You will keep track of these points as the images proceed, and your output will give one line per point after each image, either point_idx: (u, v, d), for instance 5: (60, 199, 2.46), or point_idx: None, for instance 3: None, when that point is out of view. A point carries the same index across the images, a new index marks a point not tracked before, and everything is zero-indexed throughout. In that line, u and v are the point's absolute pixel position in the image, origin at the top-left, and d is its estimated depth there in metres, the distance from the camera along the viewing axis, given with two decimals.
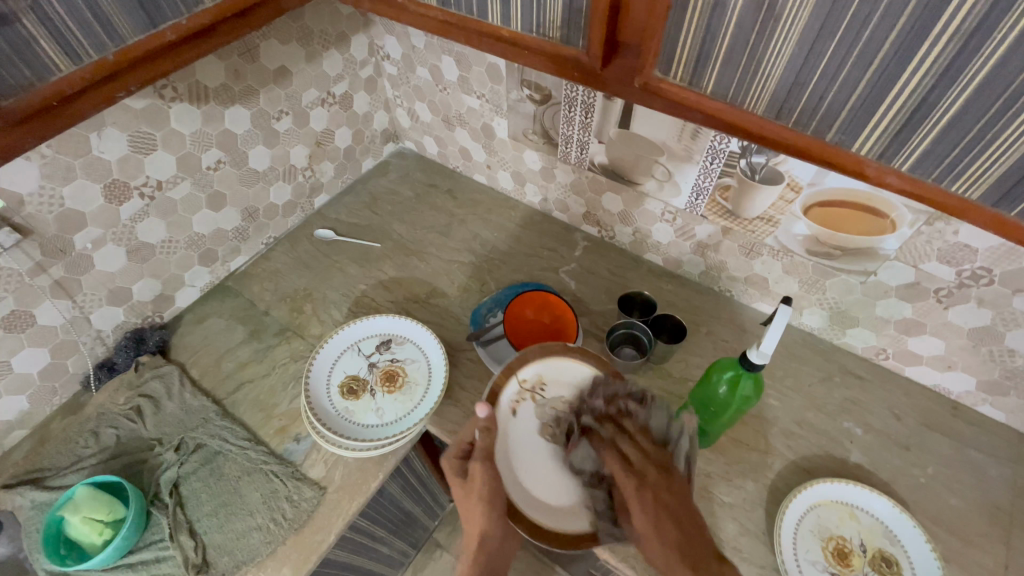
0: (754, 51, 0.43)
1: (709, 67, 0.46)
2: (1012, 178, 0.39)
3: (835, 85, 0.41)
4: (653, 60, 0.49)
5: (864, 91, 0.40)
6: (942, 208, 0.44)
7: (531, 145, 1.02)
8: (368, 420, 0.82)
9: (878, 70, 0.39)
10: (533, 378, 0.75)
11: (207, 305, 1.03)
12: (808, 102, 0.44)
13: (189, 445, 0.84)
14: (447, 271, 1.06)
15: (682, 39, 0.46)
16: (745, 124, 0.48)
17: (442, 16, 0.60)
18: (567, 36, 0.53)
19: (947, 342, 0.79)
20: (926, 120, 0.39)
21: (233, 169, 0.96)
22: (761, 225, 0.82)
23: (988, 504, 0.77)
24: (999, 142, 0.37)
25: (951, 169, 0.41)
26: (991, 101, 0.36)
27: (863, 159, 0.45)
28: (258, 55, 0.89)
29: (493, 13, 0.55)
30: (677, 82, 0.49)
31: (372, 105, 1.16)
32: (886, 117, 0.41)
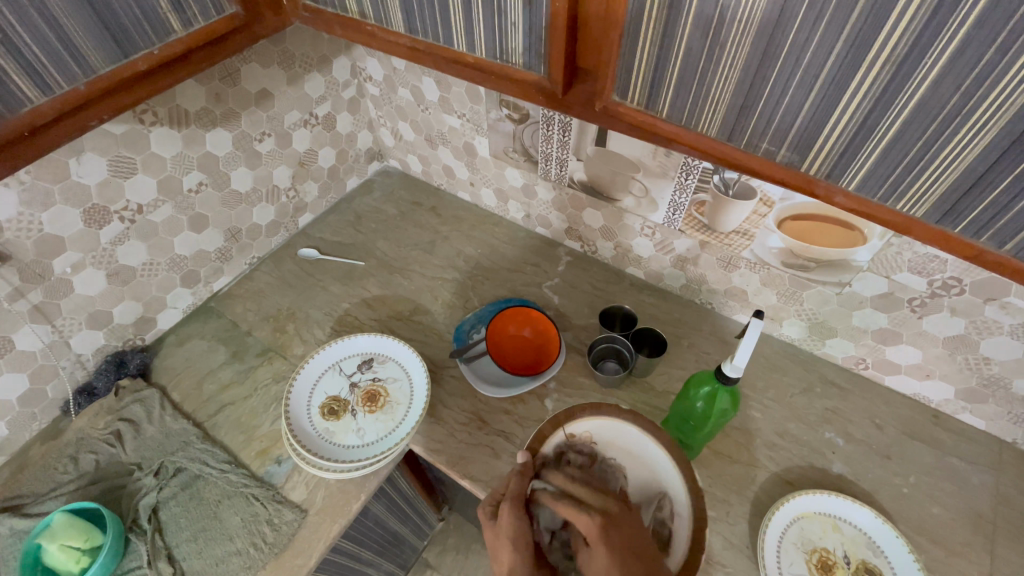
0: (704, 76, 0.45)
1: (665, 92, 0.49)
2: (951, 195, 0.41)
3: (782, 108, 0.44)
4: (611, 86, 0.51)
5: (809, 113, 0.43)
6: (890, 225, 0.46)
7: (512, 163, 1.04)
8: (349, 441, 0.81)
9: (819, 95, 0.41)
10: (582, 433, 0.74)
11: (189, 327, 1.03)
12: (757, 124, 0.46)
13: (168, 469, 0.84)
14: (431, 288, 1.06)
15: (637, 66, 0.48)
16: (703, 146, 0.50)
17: (411, 43, 0.61)
18: (531, 63, 0.54)
19: (924, 352, 0.80)
20: (869, 138, 0.42)
21: (215, 191, 0.97)
22: (737, 238, 0.84)
23: (971, 512, 0.77)
24: (936, 161, 0.40)
25: (897, 187, 0.43)
26: (927, 120, 0.38)
27: (814, 179, 0.47)
28: (239, 79, 0.91)
29: (459, 40, 0.57)
30: (634, 106, 0.52)
31: (355, 125, 1.18)
32: (830, 140, 0.43)
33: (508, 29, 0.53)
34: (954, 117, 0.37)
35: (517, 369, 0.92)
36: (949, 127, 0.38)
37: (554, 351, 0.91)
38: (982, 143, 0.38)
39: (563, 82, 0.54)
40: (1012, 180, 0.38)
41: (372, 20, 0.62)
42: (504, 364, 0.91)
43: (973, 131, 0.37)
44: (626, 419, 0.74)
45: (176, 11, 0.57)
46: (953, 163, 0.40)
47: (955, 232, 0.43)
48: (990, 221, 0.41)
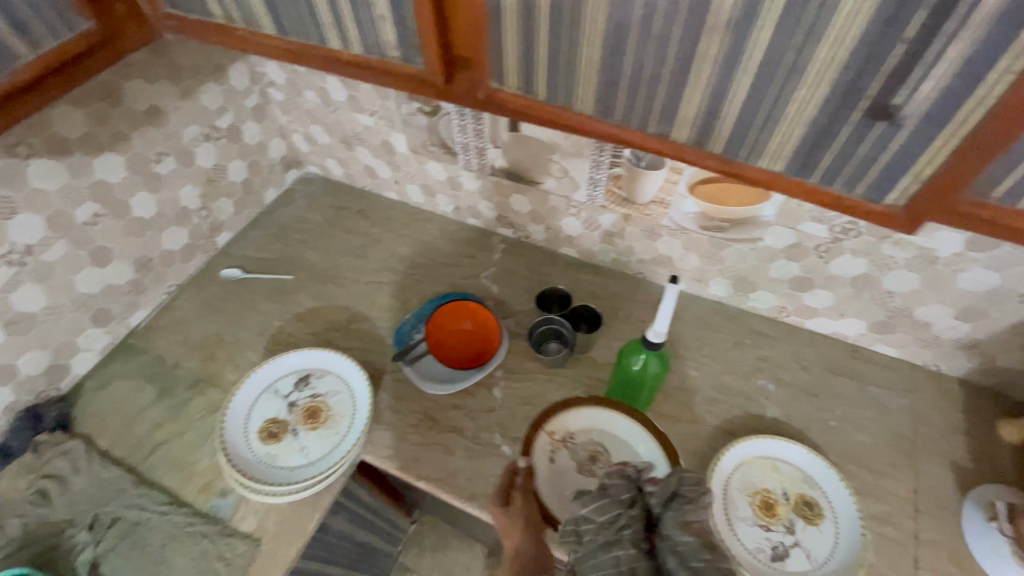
0: (573, 60, 0.49)
1: (539, 77, 0.52)
2: (800, 150, 0.49)
3: (648, 84, 0.48)
4: (488, 74, 0.54)
5: (672, 87, 0.47)
6: (757, 182, 0.53)
7: (431, 156, 1.02)
8: (293, 462, 0.77)
9: (678, 68, 0.46)
10: (561, 429, 0.80)
11: (111, 369, 0.96)
12: (629, 101, 0.50)
13: (104, 520, 0.79)
14: (366, 293, 1.03)
15: (509, 55, 0.51)
16: (582, 125, 0.54)
17: (285, 44, 0.59)
18: (408, 56, 0.55)
19: (836, 293, 0.85)
20: (725, 105, 0.47)
21: (115, 221, 0.90)
22: (655, 208, 0.87)
23: (893, 434, 0.84)
24: (784, 120, 0.47)
25: (757, 145, 0.50)
26: (768, 84, 0.44)
27: (686, 148, 0.53)
28: (124, 98, 0.85)
29: (333, 37, 0.56)
30: (514, 92, 0.54)
31: (265, 134, 1.12)
32: (693, 109, 0.49)
33: (377, 21, 0.53)
34: (789, 79, 0.43)
35: (461, 363, 0.92)
36: (789, 87, 0.44)
37: (496, 340, 0.91)
38: (819, 99, 0.44)
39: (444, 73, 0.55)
40: (845, 130, 0.45)
41: (239, 23, 0.60)
42: (447, 360, 0.92)
43: (808, 89, 0.43)
44: (597, 404, 0.81)
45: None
46: (799, 120, 0.46)
47: (811, 182, 0.51)
48: (837, 167, 0.49)
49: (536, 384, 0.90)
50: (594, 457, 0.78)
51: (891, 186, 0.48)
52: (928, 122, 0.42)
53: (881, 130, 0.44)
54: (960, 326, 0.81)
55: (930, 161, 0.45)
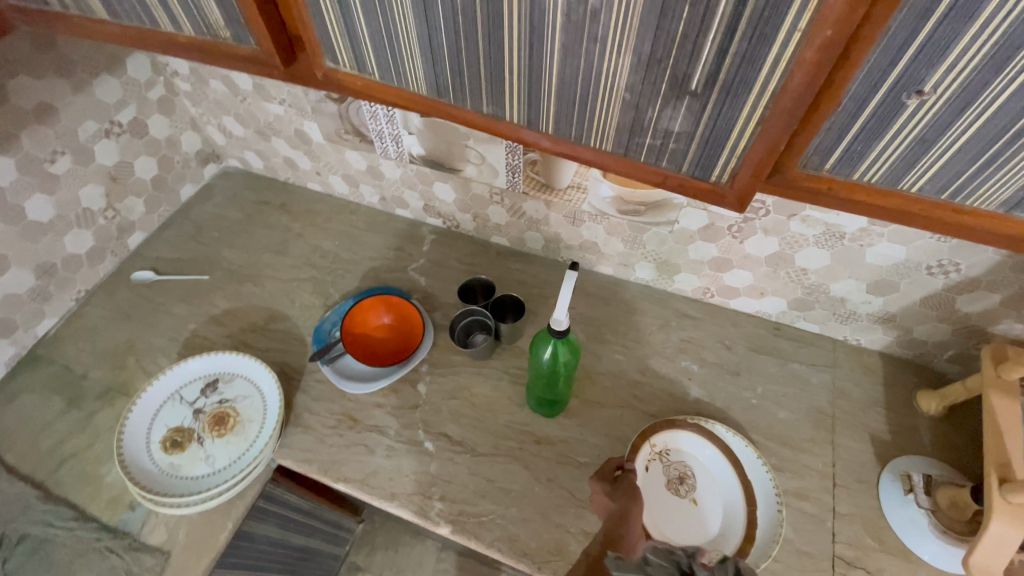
0: (391, 37, 0.50)
1: (368, 53, 0.53)
2: (623, 129, 0.49)
3: (465, 59, 0.49)
4: (321, 53, 0.55)
5: (486, 61, 0.48)
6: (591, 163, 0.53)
7: (349, 146, 0.98)
8: (199, 471, 0.73)
9: (487, 42, 0.46)
10: (662, 443, 0.79)
11: (14, 382, 0.90)
12: (453, 78, 0.51)
13: (11, 537, 0.74)
14: (287, 291, 0.99)
15: (334, 33, 0.52)
16: (418, 103, 0.56)
17: (122, 31, 0.60)
18: (240, 37, 0.56)
19: (754, 273, 0.85)
20: (541, 79, 0.47)
21: (7, 226, 0.84)
22: (573, 193, 0.85)
23: (812, 410, 0.85)
24: (598, 95, 0.46)
25: (583, 123, 0.50)
26: (573, 57, 0.44)
27: (518, 126, 0.53)
28: (5, 94, 0.79)
29: (163, 21, 0.58)
30: (348, 70, 0.56)
31: (174, 127, 1.06)
32: (513, 85, 0.49)
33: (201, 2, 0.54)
34: (591, 51, 0.43)
35: (380, 358, 0.89)
36: (593, 57, 0.44)
37: (418, 336, 0.90)
38: (623, 72, 0.44)
39: (280, 53, 0.56)
40: (661, 106, 0.45)
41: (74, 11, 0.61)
42: (366, 355, 0.89)
43: (610, 60, 0.43)
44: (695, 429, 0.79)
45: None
46: (612, 95, 0.46)
47: (641, 163, 0.51)
48: (663, 146, 0.48)
49: (461, 377, 0.88)
50: (683, 475, 0.77)
51: (714, 164, 0.48)
52: (729, 91, 0.42)
53: (688, 103, 0.43)
54: (872, 300, 0.82)
55: (746, 136, 0.44)
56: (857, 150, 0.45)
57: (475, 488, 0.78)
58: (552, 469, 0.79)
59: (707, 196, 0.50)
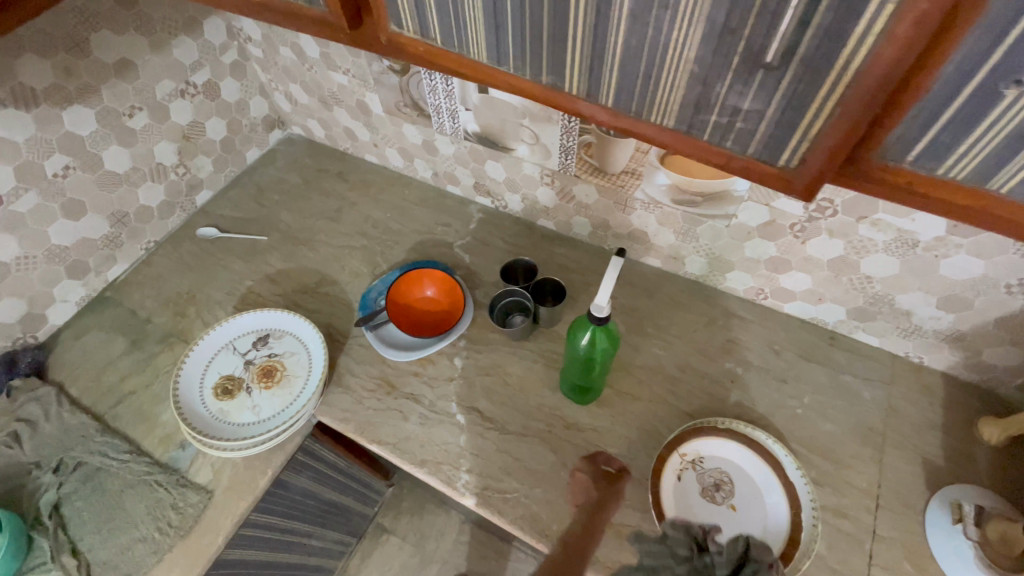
0: (455, 1, 0.49)
1: (430, 18, 0.53)
2: (688, 106, 0.47)
3: (528, 26, 0.48)
4: (385, 17, 0.55)
5: (550, 29, 0.47)
6: (652, 140, 0.51)
7: (406, 119, 0.99)
8: (245, 419, 0.77)
9: (551, 8, 0.45)
10: (692, 452, 0.76)
11: (86, 320, 0.98)
12: (515, 46, 0.50)
13: (68, 464, 0.81)
14: (337, 257, 1.03)
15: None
16: (476, 71, 0.55)
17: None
18: None
19: (813, 276, 0.81)
20: (605, 46, 0.46)
21: (87, 174, 0.91)
22: (627, 178, 0.83)
23: (861, 426, 0.80)
24: (664, 68, 0.44)
25: (645, 98, 0.48)
26: (642, 25, 0.42)
27: (578, 99, 0.52)
28: (91, 49, 0.84)
29: None
30: (410, 34, 0.56)
31: (244, 91, 1.11)
32: (576, 54, 0.48)
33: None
34: (662, 18, 0.41)
35: (417, 330, 0.91)
36: (660, 26, 0.42)
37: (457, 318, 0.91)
38: (694, 43, 0.42)
39: (345, 15, 0.57)
40: (732, 81, 0.43)
41: None
42: (406, 324, 0.91)
43: (679, 28, 0.41)
44: (725, 434, 0.77)
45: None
46: (679, 66, 0.44)
47: (704, 141, 0.49)
48: (729, 125, 0.46)
49: (497, 355, 0.89)
50: (719, 483, 0.74)
51: (783, 147, 0.45)
52: (809, 68, 0.39)
53: (762, 78, 0.41)
54: (941, 316, 0.76)
55: (821, 116, 0.41)
56: (943, 143, 0.42)
57: (502, 464, 0.78)
58: (579, 456, 0.78)
59: (773, 181, 0.48)
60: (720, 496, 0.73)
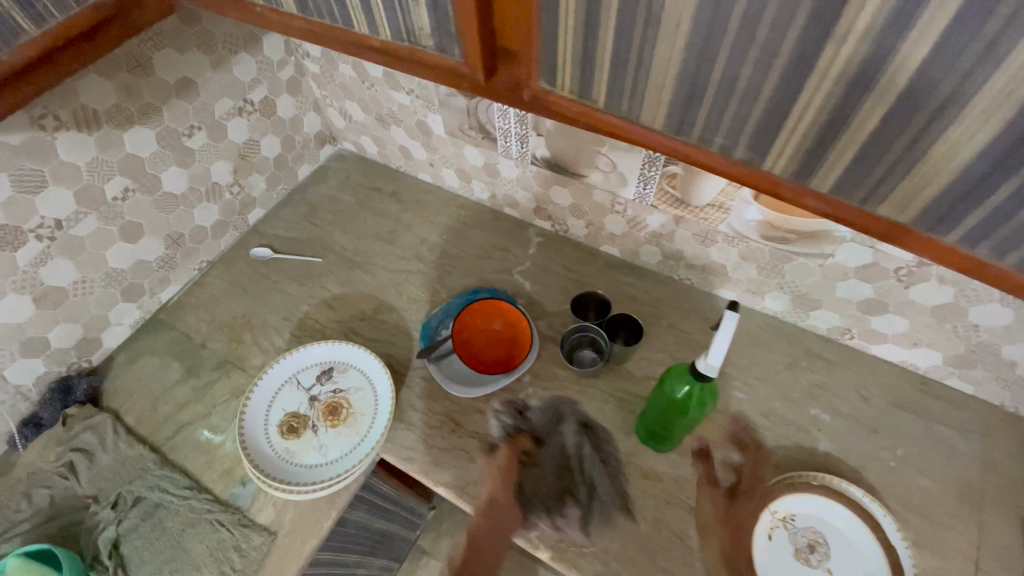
0: (643, 64, 0.43)
1: (598, 79, 0.46)
2: (942, 203, 0.39)
3: (737, 97, 0.41)
4: (536, 71, 0.49)
5: (768, 104, 0.40)
6: (875, 233, 0.44)
7: (469, 141, 0.95)
8: (312, 460, 0.75)
9: (782, 80, 0.38)
10: (784, 509, 0.71)
11: (140, 343, 0.96)
12: (709, 118, 0.44)
13: (126, 500, 0.79)
14: (394, 282, 1.00)
15: (563, 51, 0.46)
16: (647, 139, 0.49)
17: (306, 26, 0.56)
18: (440, 44, 0.50)
19: (912, 321, 0.75)
20: (841, 131, 0.39)
21: (145, 196, 0.88)
22: (712, 212, 0.78)
23: (960, 483, 0.75)
24: (927, 161, 0.37)
25: (885, 196, 0.41)
26: (908, 111, 0.36)
27: (781, 180, 0.45)
28: (153, 68, 0.81)
29: (357, 22, 0.52)
30: (564, 93, 0.49)
31: (299, 108, 1.07)
32: (796, 135, 0.41)
33: (411, 7, 0.48)
34: (943, 107, 0.34)
35: (476, 364, 0.86)
36: (938, 122, 0.35)
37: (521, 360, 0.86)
38: (980, 139, 0.35)
39: (482, 67, 0.50)
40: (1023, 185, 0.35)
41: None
42: (466, 355, 0.86)
43: (965, 127, 0.34)
44: (820, 490, 0.71)
45: (22, 10, 0.50)
46: (947, 162, 0.37)
47: (950, 240, 0.41)
48: (994, 229, 0.39)
49: (566, 394, 0.85)
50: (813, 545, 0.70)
51: None
52: None
53: None
54: None
55: None
56: None
57: (577, 515, 0.74)
58: (659, 507, 0.74)
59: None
60: (815, 558, 0.69)
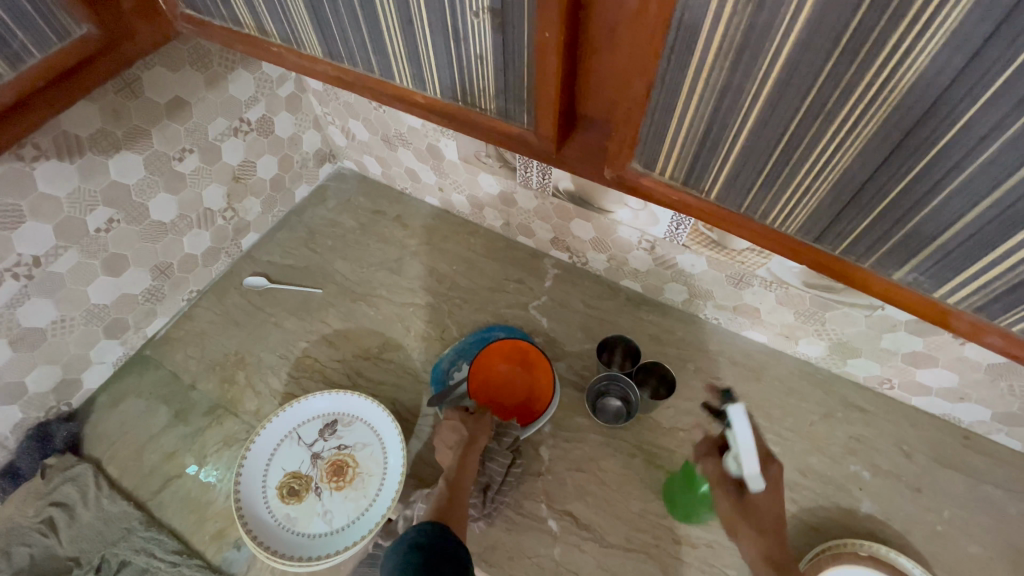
0: (782, 148, 0.43)
1: (709, 168, 0.48)
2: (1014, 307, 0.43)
3: (865, 192, 0.42)
4: (629, 153, 0.52)
5: (881, 204, 0.42)
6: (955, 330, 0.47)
7: (485, 168, 0.89)
8: (315, 528, 0.68)
9: (894, 175, 0.40)
10: None
11: (123, 383, 0.88)
12: (804, 215, 0.47)
13: (110, 564, 0.73)
14: (401, 317, 0.93)
15: (667, 133, 0.48)
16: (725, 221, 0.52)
17: (332, 70, 0.60)
18: (510, 110, 0.54)
19: (962, 376, 0.71)
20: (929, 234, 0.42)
21: (131, 226, 0.80)
22: (750, 256, 0.73)
23: (1008, 548, 0.70)
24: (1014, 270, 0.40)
25: (1003, 253, 0.39)
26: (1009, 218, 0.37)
27: (869, 275, 0.48)
28: (142, 88, 0.73)
29: (404, 74, 0.56)
30: (659, 177, 0.52)
31: (299, 125, 1.00)
32: (893, 234, 0.44)
33: (476, 69, 0.51)
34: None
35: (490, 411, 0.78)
36: None
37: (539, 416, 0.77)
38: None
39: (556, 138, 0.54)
40: None
41: (274, 39, 0.61)
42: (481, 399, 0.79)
43: None
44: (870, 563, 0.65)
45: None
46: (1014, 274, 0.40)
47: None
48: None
49: (589, 446, 0.79)
50: None
51: None
52: None
53: None
54: None
55: None
56: None
57: None
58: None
59: None
60: None
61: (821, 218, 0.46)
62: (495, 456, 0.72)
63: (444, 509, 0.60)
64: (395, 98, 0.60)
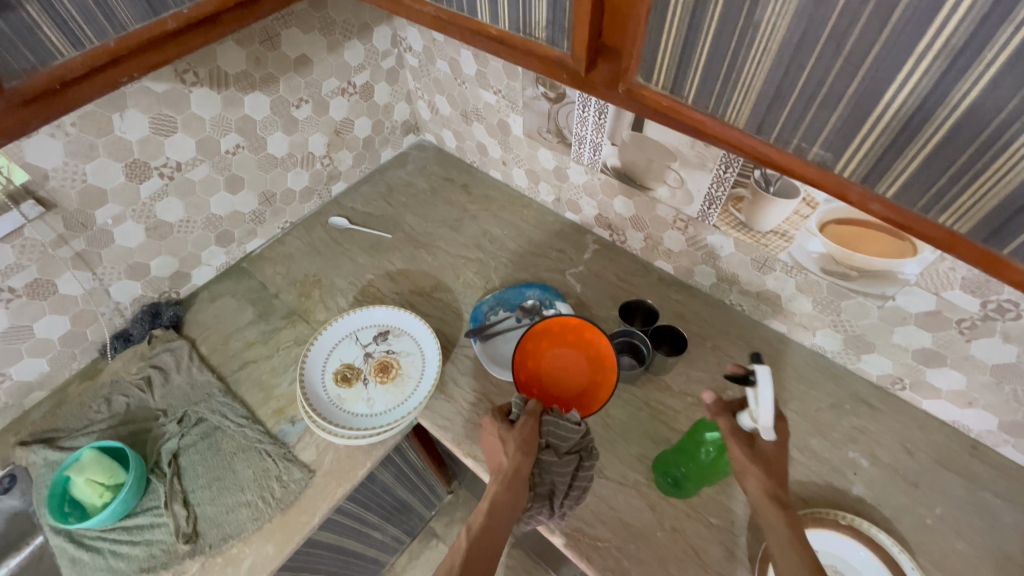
0: (732, 61, 0.43)
1: (689, 75, 0.47)
2: (999, 215, 0.38)
3: (818, 99, 0.41)
4: (635, 65, 0.50)
5: (847, 105, 0.39)
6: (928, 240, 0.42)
7: (545, 144, 1.01)
8: (359, 409, 0.81)
9: None
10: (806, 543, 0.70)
11: (222, 285, 1.06)
12: (788, 117, 0.43)
13: (191, 418, 0.88)
14: (454, 266, 1.06)
15: (662, 45, 0.47)
16: (709, 129, 0.49)
17: (436, 12, 0.62)
18: (553, 38, 0.54)
19: (970, 378, 0.73)
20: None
21: (251, 154, 0.98)
22: (773, 239, 0.79)
23: (995, 550, 0.71)
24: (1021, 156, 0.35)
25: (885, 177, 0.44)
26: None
27: (847, 182, 0.44)
28: (280, 43, 0.91)
29: (483, 11, 0.57)
30: (657, 88, 0.50)
31: (393, 96, 1.16)
32: (883, 118, 0.38)
33: (532, 3, 0.53)
34: None
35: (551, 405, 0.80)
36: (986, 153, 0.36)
37: (604, 399, 0.79)
38: None
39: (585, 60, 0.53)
40: None
41: None
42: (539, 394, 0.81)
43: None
44: (846, 531, 0.70)
45: None
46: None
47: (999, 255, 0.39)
48: None
49: None
50: None
51: None
52: None
53: None
54: None
55: None
56: None
57: (596, 510, 0.76)
58: (680, 518, 0.75)
59: None
60: None
61: (761, 114, 0.45)
62: (554, 469, 0.71)
63: (466, 549, 0.59)
64: (474, 33, 0.60)
